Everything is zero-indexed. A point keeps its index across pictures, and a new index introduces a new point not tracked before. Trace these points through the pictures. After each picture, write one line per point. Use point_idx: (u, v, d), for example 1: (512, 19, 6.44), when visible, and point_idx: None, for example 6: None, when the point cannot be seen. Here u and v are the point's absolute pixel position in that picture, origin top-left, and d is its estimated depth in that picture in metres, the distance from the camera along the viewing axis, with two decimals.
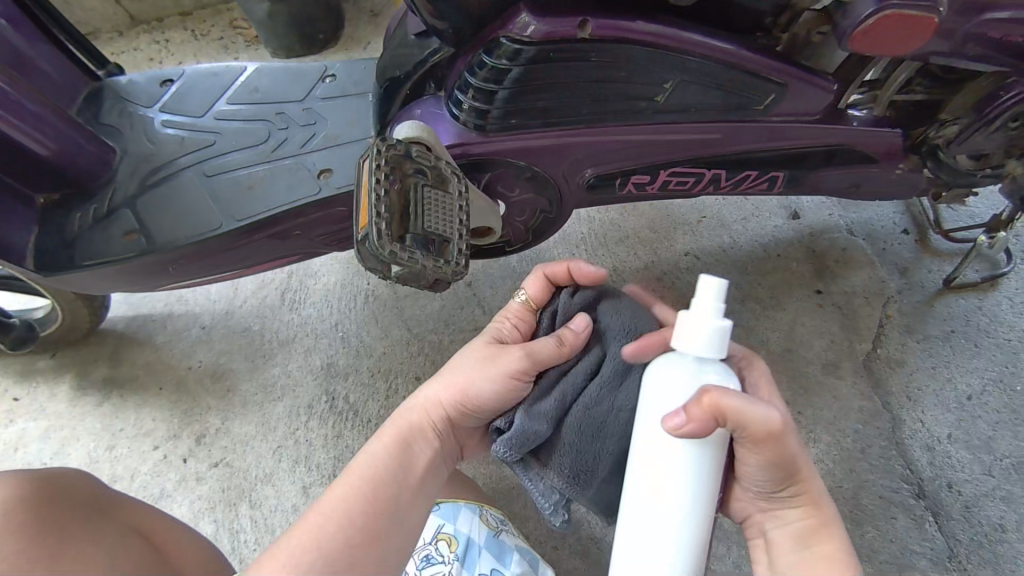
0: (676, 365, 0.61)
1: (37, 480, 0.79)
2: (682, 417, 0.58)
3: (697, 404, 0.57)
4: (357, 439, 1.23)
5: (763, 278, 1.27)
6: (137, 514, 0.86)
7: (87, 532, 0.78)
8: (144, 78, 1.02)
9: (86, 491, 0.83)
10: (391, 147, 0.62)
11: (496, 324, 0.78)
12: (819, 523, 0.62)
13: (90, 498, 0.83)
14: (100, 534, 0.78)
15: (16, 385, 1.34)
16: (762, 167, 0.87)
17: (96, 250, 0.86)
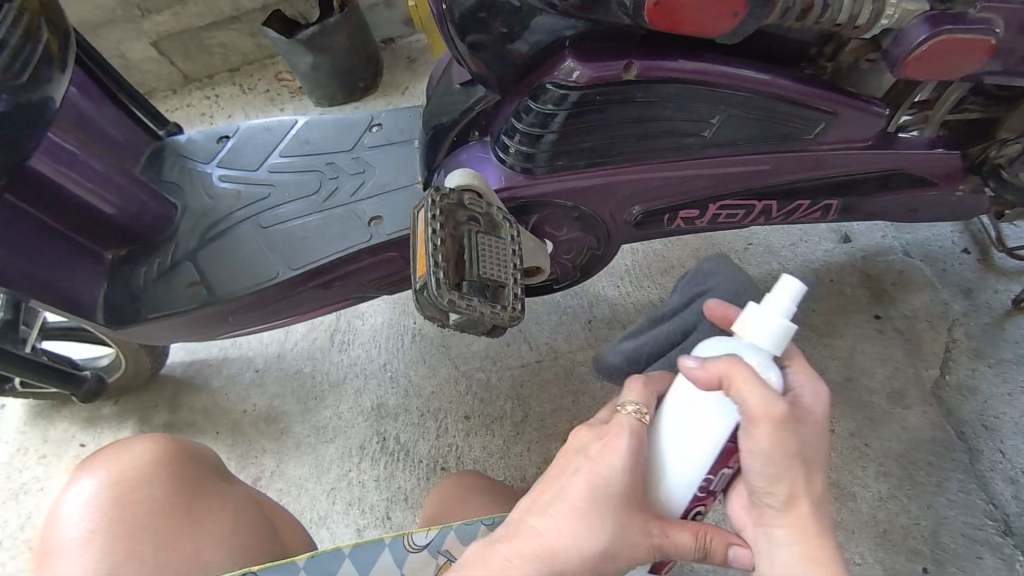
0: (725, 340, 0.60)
1: (171, 442, 0.85)
2: (695, 362, 0.57)
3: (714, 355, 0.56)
4: (410, 480, 1.23)
5: (817, 304, 1.24)
6: (247, 488, 0.90)
7: (215, 490, 0.83)
8: (201, 135, 1.07)
9: (207, 458, 0.89)
10: (445, 197, 0.63)
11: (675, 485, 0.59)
12: (813, 553, 0.54)
13: (214, 468, 0.88)
14: (224, 490, 0.83)
15: (82, 431, 1.39)
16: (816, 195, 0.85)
17: (159, 303, 0.89)
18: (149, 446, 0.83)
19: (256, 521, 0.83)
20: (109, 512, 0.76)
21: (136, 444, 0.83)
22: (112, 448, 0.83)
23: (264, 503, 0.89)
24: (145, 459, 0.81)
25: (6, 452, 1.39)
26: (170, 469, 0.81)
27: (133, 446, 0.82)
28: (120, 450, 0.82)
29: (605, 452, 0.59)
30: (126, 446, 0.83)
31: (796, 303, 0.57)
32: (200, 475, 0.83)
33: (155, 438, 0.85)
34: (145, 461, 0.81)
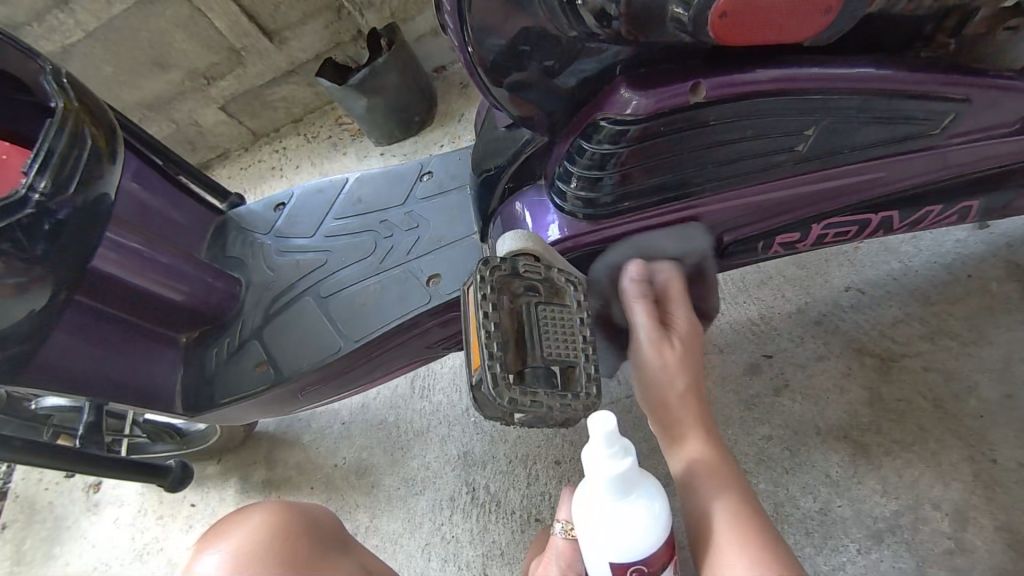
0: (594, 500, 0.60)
1: (288, 509, 0.71)
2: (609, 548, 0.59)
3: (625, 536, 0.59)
4: (503, 534, 1.15)
5: (958, 307, 1.05)
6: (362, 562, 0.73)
7: (333, 567, 0.66)
8: (259, 205, 1.05)
9: (329, 526, 0.73)
10: (496, 268, 0.55)
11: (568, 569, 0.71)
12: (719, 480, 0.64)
13: (330, 537, 0.72)
14: (341, 566, 0.67)
15: (190, 492, 1.40)
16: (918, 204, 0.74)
17: (232, 387, 0.88)
18: (268, 514, 0.69)
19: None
20: None
21: (253, 514, 0.69)
22: (227, 520, 0.70)
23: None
24: (264, 528, 0.67)
25: (127, 514, 1.41)
26: (290, 538, 0.66)
27: (251, 515, 0.69)
28: (238, 519, 0.69)
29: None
30: (243, 516, 0.69)
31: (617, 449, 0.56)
32: (318, 547, 0.67)
33: (272, 503, 0.71)
34: (264, 530, 0.66)
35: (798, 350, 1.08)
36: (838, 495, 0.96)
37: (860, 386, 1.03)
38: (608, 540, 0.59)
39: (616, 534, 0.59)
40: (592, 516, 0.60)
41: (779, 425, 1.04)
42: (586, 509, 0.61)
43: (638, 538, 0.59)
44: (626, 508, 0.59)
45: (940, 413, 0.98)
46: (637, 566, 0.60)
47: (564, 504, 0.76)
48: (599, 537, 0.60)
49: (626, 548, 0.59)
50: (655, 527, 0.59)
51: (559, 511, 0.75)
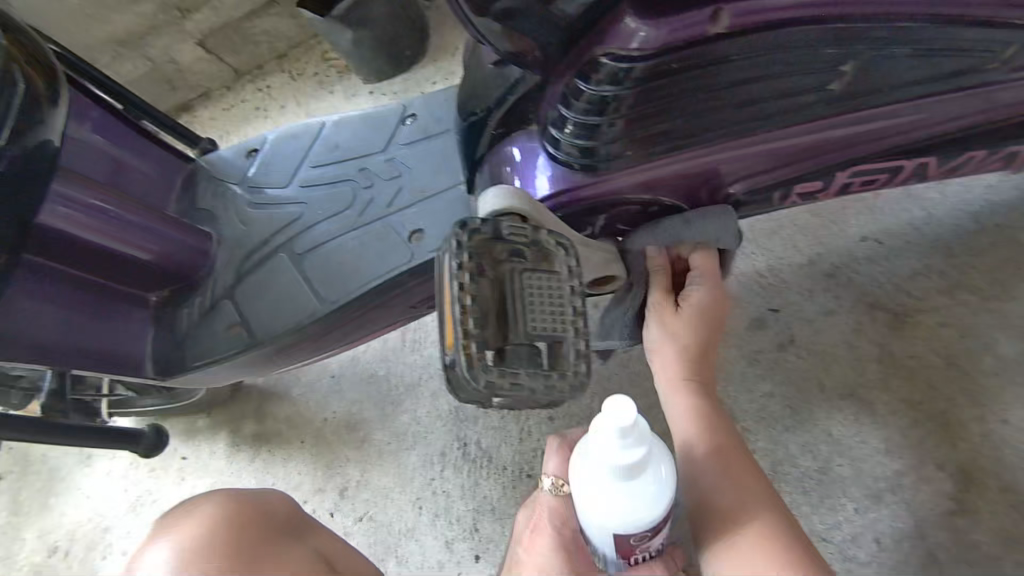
0: (611, 473, 0.56)
1: (234, 503, 0.69)
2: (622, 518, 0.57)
3: (638, 503, 0.57)
4: (496, 489, 1.09)
5: (981, 259, 0.98)
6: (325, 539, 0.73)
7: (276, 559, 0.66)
8: (231, 151, 0.97)
9: (283, 511, 0.72)
10: (474, 233, 0.49)
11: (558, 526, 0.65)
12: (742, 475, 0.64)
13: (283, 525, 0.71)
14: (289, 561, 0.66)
15: (183, 443, 1.25)
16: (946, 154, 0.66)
17: (205, 349, 0.84)
18: (216, 502, 0.69)
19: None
20: None
21: (204, 502, 0.70)
22: (181, 508, 0.71)
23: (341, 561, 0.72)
24: (210, 519, 0.67)
25: (121, 464, 1.25)
26: (234, 531, 0.66)
27: (201, 504, 0.69)
28: (188, 508, 0.69)
29: (534, 536, 0.65)
30: (192, 510, 0.69)
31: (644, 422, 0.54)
32: (264, 537, 0.67)
33: (222, 495, 0.70)
34: (209, 523, 0.67)
35: (807, 305, 1.02)
36: (840, 454, 0.92)
37: (871, 342, 0.98)
38: (606, 512, 0.57)
39: (617, 507, 0.57)
40: (600, 485, 0.57)
41: (784, 382, 0.98)
42: (584, 482, 0.58)
43: (639, 510, 0.57)
44: (629, 487, 0.56)
45: (953, 371, 0.93)
46: (640, 534, 0.58)
47: (552, 453, 0.70)
48: (599, 509, 0.57)
49: (627, 518, 0.57)
50: (659, 498, 0.57)
51: (547, 464, 0.69)
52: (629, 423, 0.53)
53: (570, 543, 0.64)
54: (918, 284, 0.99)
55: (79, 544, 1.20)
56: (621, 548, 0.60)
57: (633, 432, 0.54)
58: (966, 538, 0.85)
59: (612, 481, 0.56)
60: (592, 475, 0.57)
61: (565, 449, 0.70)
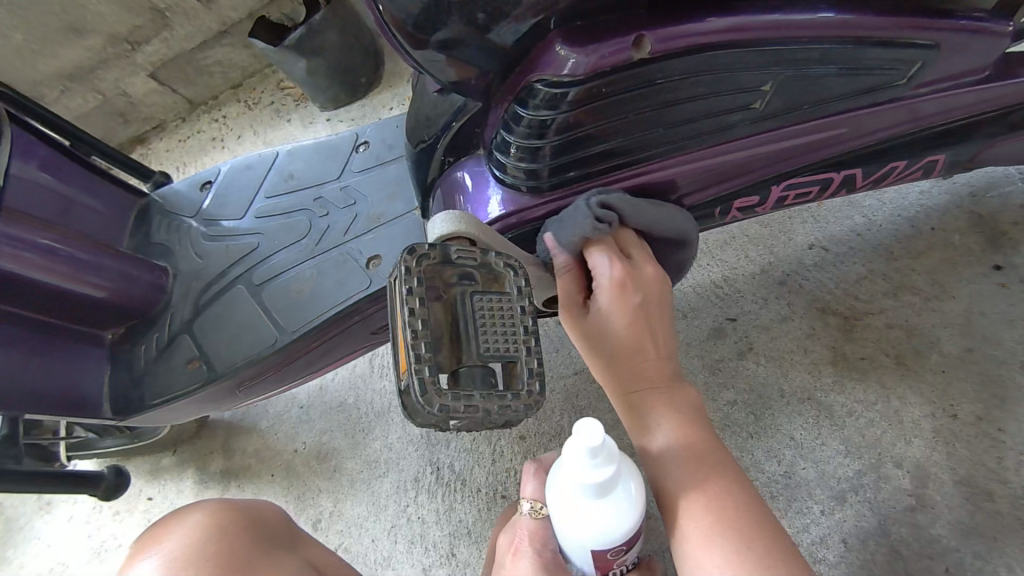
0: (580, 496, 0.58)
1: (231, 513, 0.66)
2: (597, 539, 0.59)
3: (608, 523, 0.58)
4: (470, 512, 1.05)
5: (921, 261, 1.03)
6: (321, 560, 0.69)
7: (274, 567, 0.62)
8: (184, 185, 0.97)
9: (277, 523, 0.69)
10: (424, 257, 0.49)
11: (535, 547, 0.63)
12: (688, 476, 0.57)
13: (279, 540, 0.67)
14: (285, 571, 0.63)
15: (148, 483, 1.20)
16: (878, 163, 0.69)
17: (162, 386, 0.82)
18: (208, 513, 0.65)
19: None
20: None
21: (195, 513, 0.66)
22: (165, 522, 0.66)
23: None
24: (208, 527, 0.64)
25: (83, 509, 1.20)
26: (231, 539, 0.63)
27: (190, 515, 0.65)
28: (177, 520, 0.65)
29: (514, 558, 0.63)
30: (186, 518, 0.65)
31: (600, 449, 0.55)
32: (264, 548, 0.64)
33: (219, 505, 0.67)
34: (203, 531, 0.63)
35: (761, 312, 1.05)
36: (802, 457, 0.95)
37: (824, 346, 1.01)
38: (578, 528, 0.59)
39: (588, 523, 0.58)
40: (571, 507, 0.59)
41: (744, 388, 1.01)
42: (560, 502, 0.60)
43: (612, 525, 0.58)
44: (599, 502, 0.58)
45: (902, 370, 0.97)
46: (615, 548, 0.60)
47: (528, 479, 0.69)
48: (572, 526, 0.59)
49: (599, 534, 0.58)
50: (630, 509, 0.59)
51: (524, 488, 0.68)
52: (596, 445, 0.54)
53: (551, 563, 0.62)
54: (864, 287, 1.03)
55: None
56: (599, 563, 0.62)
57: (602, 453, 0.55)
58: (926, 533, 0.87)
59: (582, 504, 0.58)
60: (564, 495, 0.59)
61: (542, 472, 0.69)
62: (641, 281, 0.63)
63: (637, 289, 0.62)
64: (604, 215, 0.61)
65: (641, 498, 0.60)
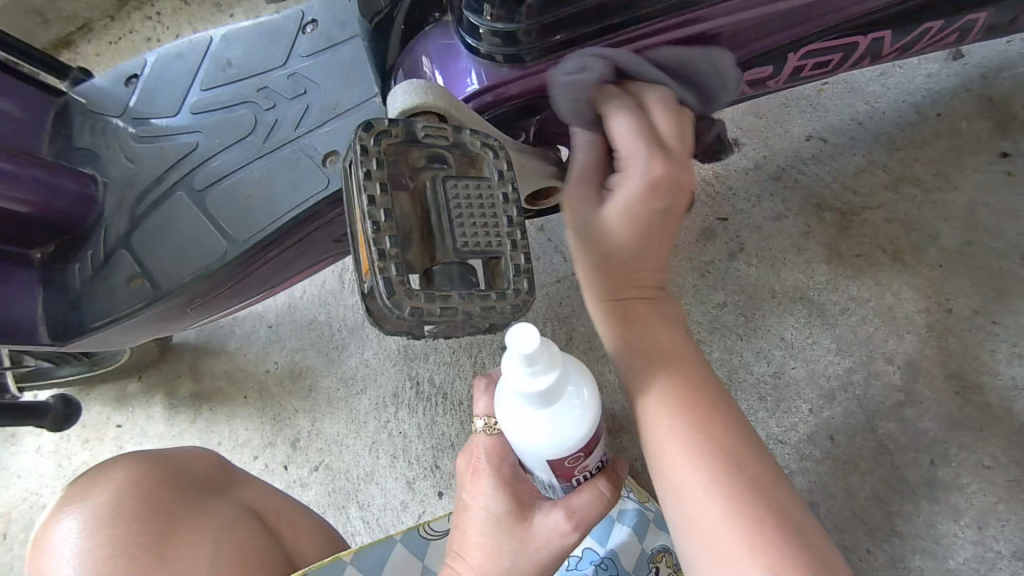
0: (529, 407, 0.47)
1: (147, 465, 0.69)
2: (553, 452, 0.49)
3: (559, 433, 0.48)
4: (453, 425, 1.00)
5: (924, 150, 0.96)
6: (265, 489, 0.75)
7: (201, 517, 0.67)
8: (107, 79, 0.83)
9: (205, 468, 0.73)
10: (384, 135, 0.42)
11: (501, 461, 0.55)
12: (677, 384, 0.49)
13: (202, 481, 0.71)
14: (210, 516, 0.67)
15: (115, 411, 1.12)
16: (904, 25, 0.62)
17: (102, 307, 0.72)
18: (127, 468, 0.69)
19: (257, 544, 0.68)
20: (88, 553, 0.63)
21: (114, 467, 0.70)
22: (94, 472, 0.70)
23: (274, 517, 0.72)
24: (123, 482, 0.68)
25: (50, 439, 1.12)
26: (146, 493, 0.67)
27: (111, 470, 0.69)
28: (98, 476, 0.69)
29: (473, 480, 0.56)
30: (104, 473, 0.69)
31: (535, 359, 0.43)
32: (185, 495, 0.68)
33: (137, 456, 0.71)
34: (121, 487, 0.67)
35: (755, 210, 0.99)
36: (793, 357, 0.92)
37: (819, 243, 0.96)
38: (533, 442, 0.48)
39: (537, 429, 0.48)
40: (520, 417, 0.48)
41: (736, 290, 0.96)
42: (509, 415, 0.49)
43: (562, 436, 0.48)
44: (549, 412, 0.47)
45: (898, 266, 0.93)
46: (573, 456, 0.50)
47: (478, 394, 0.60)
48: (521, 436, 0.49)
49: (553, 443, 0.48)
50: (581, 417, 0.48)
51: (475, 404, 0.59)
52: (532, 352, 0.42)
53: (513, 478, 0.55)
54: (861, 178, 0.97)
55: (17, 525, 1.08)
56: (559, 471, 0.52)
57: (541, 358, 0.43)
58: (913, 427, 0.86)
59: (531, 415, 0.47)
60: (514, 407, 0.48)
61: (495, 385, 0.60)
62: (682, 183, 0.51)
63: (667, 195, 0.51)
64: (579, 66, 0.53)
65: (596, 406, 0.49)
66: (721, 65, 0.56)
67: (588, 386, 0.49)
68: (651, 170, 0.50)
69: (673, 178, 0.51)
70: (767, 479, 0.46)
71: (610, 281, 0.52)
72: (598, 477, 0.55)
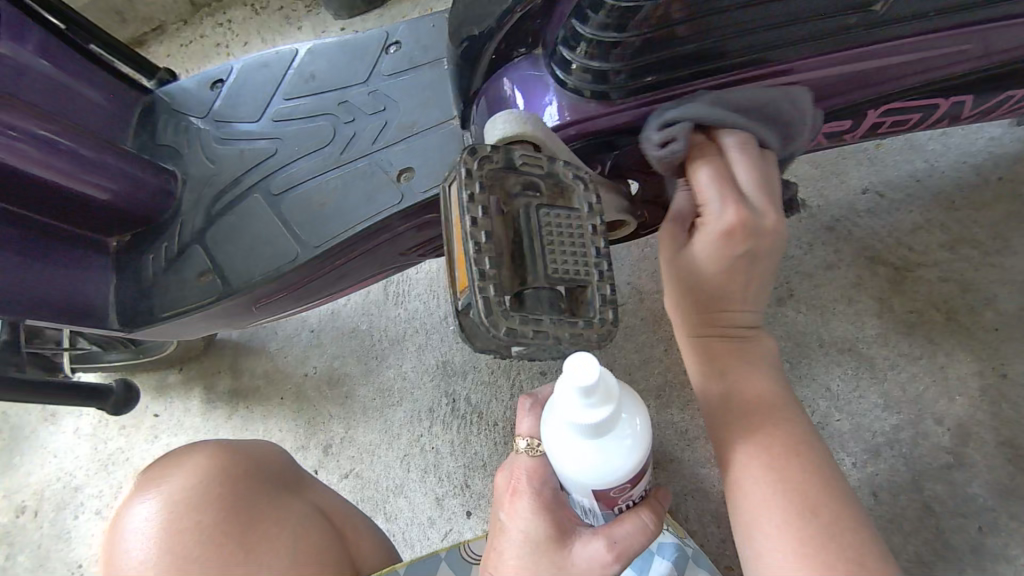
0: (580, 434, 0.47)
1: (230, 456, 0.72)
2: (598, 481, 0.49)
3: (606, 463, 0.48)
4: (486, 446, 1.00)
5: (984, 212, 0.96)
6: (325, 492, 0.77)
7: (278, 511, 0.69)
8: (193, 82, 0.87)
9: (280, 465, 0.75)
10: (486, 160, 0.44)
11: (539, 486, 0.56)
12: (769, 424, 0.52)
13: (280, 475, 0.74)
14: (287, 512, 0.70)
15: (154, 401, 1.14)
16: (984, 89, 0.62)
17: (172, 299, 0.75)
18: (209, 456, 0.72)
19: (329, 542, 0.70)
20: (172, 538, 0.66)
21: (195, 454, 0.72)
22: (173, 457, 0.74)
23: (338, 518, 0.75)
24: (203, 469, 0.71)
25: (87, 422, 1.15)
26: (229, 482, 0.70)
27: (191, 457, 0.72)
28: (180, 461, 0.72)
29: (513, 501, 0.56)
30: (184, 459, 0.72)
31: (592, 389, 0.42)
32: (266, 489, 0.71)
33: (215, 445, 0.74)
34: (203, 476, 0.70)
35: (806, 258, 0.99)
36: (837, 409, 0.91)
37: (870, 296, 0.95)
38: (579, 470, 0.49)
39: (586, 457, 0.48)
40: (569, 442, 0.48)
41: (782, 336, 0.96)
42: (557, 437, 0.49)
43: (610, 466, 0.48)
44: (600, 441, 0.48)
45: (952, 327, 0.91)
46: (618, 488, 0.50)
47: (523, 414, 0.60)
48: (569, 461, 0.49)
49: (600, 472, 0.49)
50: (630, 449, 0.48)
51: (519, 424, 0.60)
52: (590, 383, 0.42)
53: (552, 502, 0.55)
54: (916, 235, 0.97)
55: (48, 505, 1.11)
56: (602, 500, 0.52)
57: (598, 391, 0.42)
58: (960, 493, 0.84)
59: (580, 442, 0.48)
60: (563, 431, 0.48)
61: (540, 406, 0.60)
62: (763, 229, 0.52)
63: (748, 239, 0.52)
64: (665, 137, 0.54)
65: (645, 439, 0.49)
66: (801, 105, 0.56)
67: (639, 418, 0.49)
68: (735, 216, 0.52)
69: (753, 223, 0.52)
70: (841, 526, 0.46)
71: (692, 320, 0.56)
72: (640, 507, 0.55)
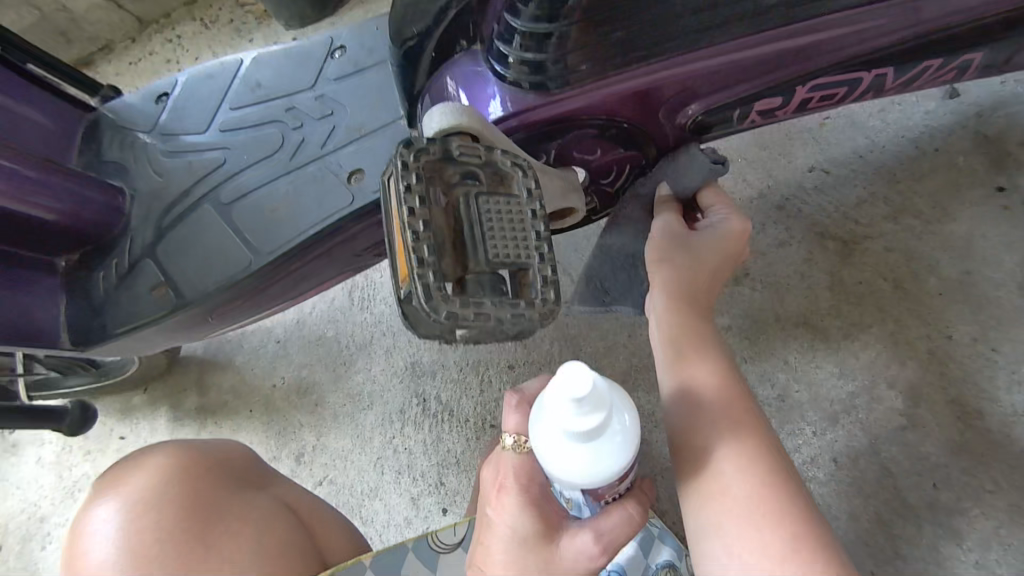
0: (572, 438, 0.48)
1: (190, 456, 0.72)
2: (591, 481, 0.50)
3: (600, 464, 0.49)
4: (459, 442, 1.01)
5: (924, 183, 1.00)
6: (296, 489, 0.78)
7: (241, 508, 0.69)
8: (137, 96, 0.86)
9: (242, 463, 0.75)
10: (422, 151, 0.45)
11: (527, 482, 0.55)
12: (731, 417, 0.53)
13: (241, 475, 0.73)
14: (250, 510, 0.69)
15: (119, 423, 1.12)
16: (905, 62, 0.65)
17: (125, 314, 0.74)
18: (171, 453, 0.72)
19: (298, 536, 0.71)
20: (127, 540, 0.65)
21: (155, 455, 0.72)
22: (131, 462, 0.73)
23: (306, 510, 0.75)
24: (163, 468, 0.70)
25: (51, 450, 1.12)
26: (191, 481, 0.69)
27: (152, 456, 0.71)
28: (142, 459, 0.72)
29: (499, 496, 0.56)
30: (143, 459, 0.71)
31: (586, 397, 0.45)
32: (229, 488, 0.70)
33: (176, 444, 0.73)
34: (162, 474, 0.69)
35: (759, 237, 1.02)
36: (797, 380, 0.94)
37: (821, 270, 0.99)
38: (571, 472, 0.49)
39: (578, 460, 0.49)
40: (561, 446, 0.49)
41: (740, 314, 0.99)
42: (548, 442, 0.50)
43: (602, 468, 0.49)
44: (591, 444, 0.48)
45: (899, 295, 0.95)
46: (609, 485, 0.51)
47: (509, 410, 0.59)
48: (560, 465, 0.49)
49: (592, 474, 0.49)
50: (620, 448, 0.49)
51: (507, 420, 0.58)
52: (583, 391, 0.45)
53: (540, 498, 0.55)
54: (860, 208, 1.01)
55: (13, 537, 1.08)
56: (590, 494, 0.53)
57: (590, 399, 0.45)
58: (915, 452, 0.87)
59: (573, 446, 0.48)
60: (555, 436, 0.49)
61: (526, 403, 0.58)
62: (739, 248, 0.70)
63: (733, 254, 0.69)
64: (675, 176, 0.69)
65: (636, 437, 0.50)
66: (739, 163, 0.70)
67: (627, 416, 0.50)
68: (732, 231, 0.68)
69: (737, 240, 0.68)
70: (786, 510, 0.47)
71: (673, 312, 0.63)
72: (629, 499, 0.54)
